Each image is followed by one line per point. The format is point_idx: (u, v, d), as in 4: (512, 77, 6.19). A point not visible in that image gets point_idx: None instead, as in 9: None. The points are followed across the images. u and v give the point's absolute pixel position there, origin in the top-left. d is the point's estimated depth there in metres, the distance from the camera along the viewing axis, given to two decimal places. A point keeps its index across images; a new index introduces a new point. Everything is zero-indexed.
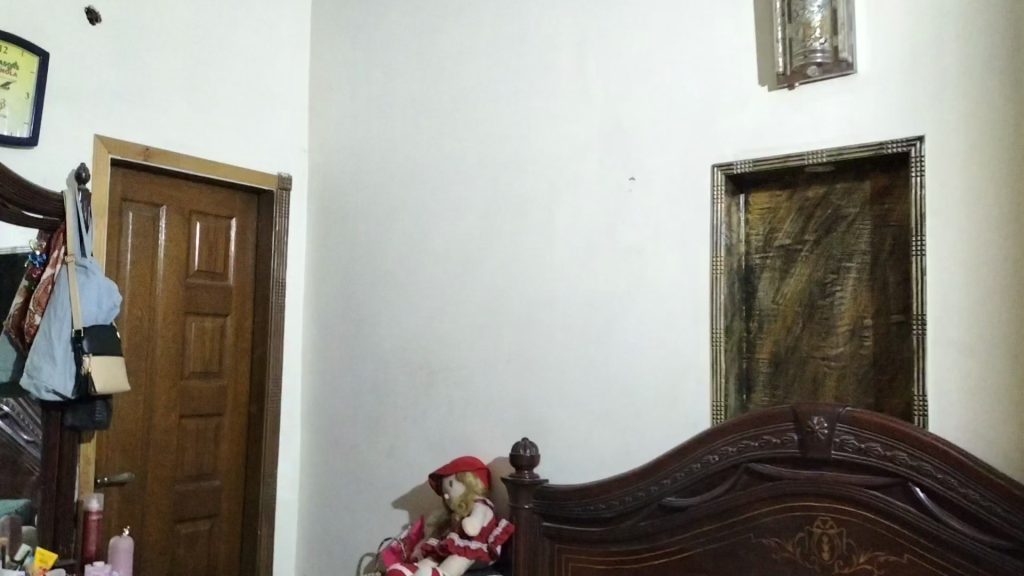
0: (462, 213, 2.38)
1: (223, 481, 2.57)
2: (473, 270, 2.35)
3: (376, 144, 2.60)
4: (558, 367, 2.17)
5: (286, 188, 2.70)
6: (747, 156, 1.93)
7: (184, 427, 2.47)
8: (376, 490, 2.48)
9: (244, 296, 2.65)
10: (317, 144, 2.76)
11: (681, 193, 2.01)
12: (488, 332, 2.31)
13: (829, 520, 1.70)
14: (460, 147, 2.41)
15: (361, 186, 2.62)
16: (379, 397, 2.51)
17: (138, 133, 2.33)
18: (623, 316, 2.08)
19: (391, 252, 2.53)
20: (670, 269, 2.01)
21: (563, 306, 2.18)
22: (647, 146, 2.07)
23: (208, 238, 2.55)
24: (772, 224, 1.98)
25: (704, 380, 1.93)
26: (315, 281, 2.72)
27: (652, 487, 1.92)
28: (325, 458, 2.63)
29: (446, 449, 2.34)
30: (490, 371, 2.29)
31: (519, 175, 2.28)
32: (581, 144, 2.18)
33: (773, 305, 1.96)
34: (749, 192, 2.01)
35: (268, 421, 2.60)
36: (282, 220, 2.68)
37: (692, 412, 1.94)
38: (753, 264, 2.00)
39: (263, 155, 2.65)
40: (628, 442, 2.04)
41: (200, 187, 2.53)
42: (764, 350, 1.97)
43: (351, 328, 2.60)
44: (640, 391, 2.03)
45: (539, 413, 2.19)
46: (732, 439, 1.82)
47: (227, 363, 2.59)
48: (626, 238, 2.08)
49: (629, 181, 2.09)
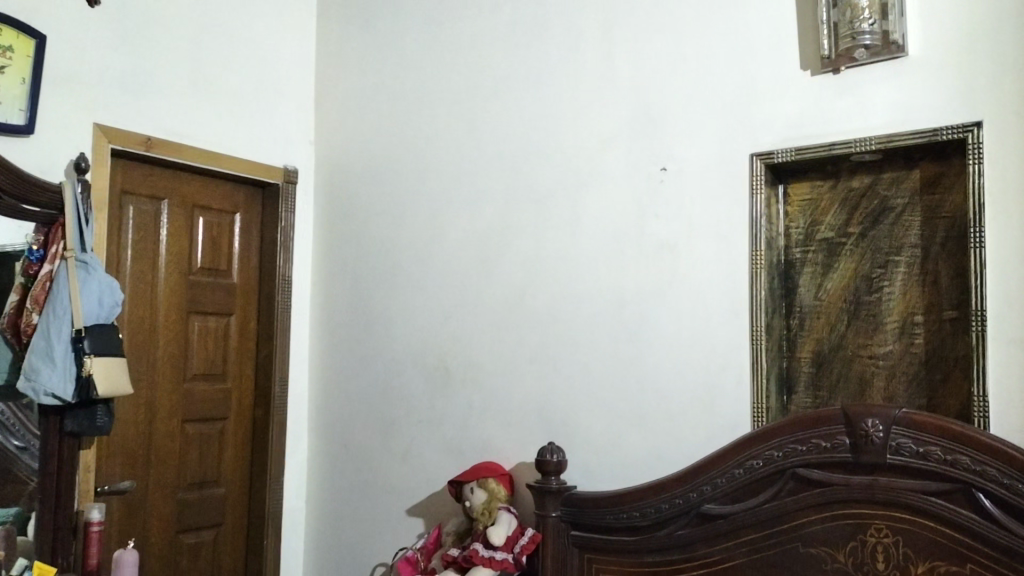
0: (479, 206, 2.27)
1: (227, 489, 2.45)
2: (492, 267, 2.24)
3: (388, 136, 2.49)
4: (585, 368, 2.07)
5: (292, 181, 2.58)
6: (788, 145, 1.83)
7: (187, 432, 2.35)
8: (390, 497, 2.37)
9: (249, 294, 2.53)
10: (323, 136, 2.65)
11: (718, 184, 1.90)
12: (509, 331, 2.20)
13: (884, 528, 1.60)
14: (477, 138, 2.30)
15: (371, 179, 2.51)
16: (392, 400, 2.40)
17: (138, 122, 2.21)
18: (656, 313, 1.97)
19: (404, 248, 2.42)
20: (705, 264, 1.91)
21: (589, 304, 2.07)
22: (680, 134, 1.97)
23: (211, 234, 2.43)
24: (813, 216, 1.88)
25: (743, 381, 1.83)
26: (322, 279, 2.61)
27: (690, 494, 1.82)
28: (334, 464, 2.51)
29: (464, 455, 2.23)
30: (512, 373, 2.19)
31: (541, 166, 2.18)
32: (607, 134, 2.08)
33: (815, 301, 1.87)
34: (788, 183, 1.92)
35: (274, 425, 2.48)
36: (288, 215, 2.56)
37: (731, 414, 1.84)
38: (793, 258, 1.90)
39: (268, 147, 2.53)
40: (662, 446, 1.93)
41: (203, 180, 2.41)
42: (806, 349, 1.87)
43: (362, 328, 2.49)
44: (674, 392, 1.93)
45: (564, 415, 2.09)
46: (777, 443, 1.72)
47: (231, 365, 2.47)
48: (658, 231, 1.98)
49: (660, 172, 1.99)
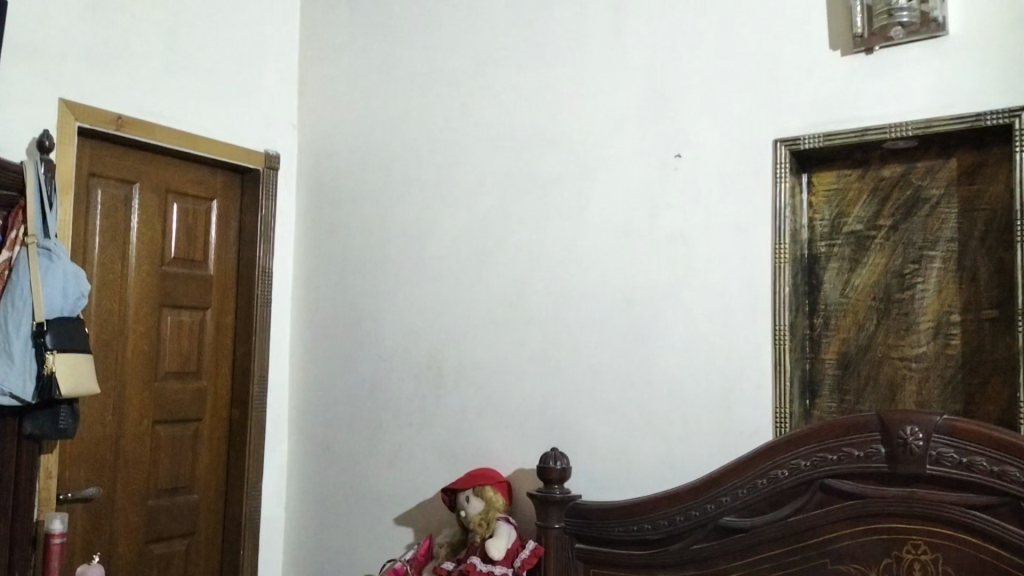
0: (477, 195, 2.13)
1: (202, 495, 2.29)
2: (490, 259, 2.09)
3: (377, 119, 2.33)
4: (591, 369, 1.93)
5: (273, 167, 2.42)
6: (815, 130, 1.70)
7: (159, 434, 2.18)
8: (377, 505, 2.21)
9: (226, 287, 2.37)
10: (308, 120, 2.49)
11: (739, 172, 1.77)
12: (508, 329, 2.05)
13: (922, 545, 1.47)
14: (474, 122, 2.15)
15: (359, 166, 2.35)
16: (379, 401, 2.24)
17: (109, 99, 2.04)
18: (669, 310, 1.84)
19: (393, 238, 2.26)
20: (724, 258, 1.78)
21: (596, 300, 1.94)
22: (696, 119, 1.84)
23: (186, 221, 2.26)
24: (840, 207, 1.75)
25: (765, 383, 1.71)
26: (305, 271, 2.44)
27: (707, 506, 1.68)
28: (316, 468, 2.35)
29: (458, 461, 2.09)
30: (511, 373, 2.04)
31: (545, 153, 2.03)
32: (617, 118, 1.94)
33: (842, 298, 1.74)
34: (813, 172, 1.79)
35: (252, 427, 2.32)
36: (269, 203, 2.40)
37: (752, 419, 1.71)
38: (817, 252, 1.77)
39: (248, 130, 2.37)
40: (675, 453, 1.80)
41: (178, 164, 2.24)
42: (831, 349, 1.74)
43: (347, 324, 2.33)
44: (689, 395, 1.80)
45: (568, 419, 1.95)
46: (804, 452, 1.59)
47: (206, 363, 2.31)
48: (672, 222, 1.85)
49: (675, 158, 1.85)
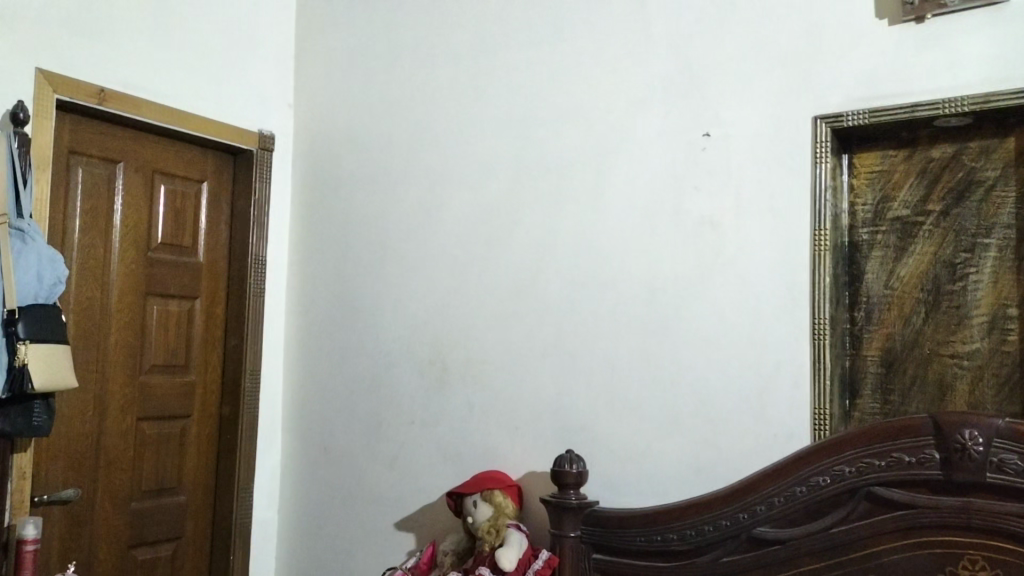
0: (486, 177, 1.98)
1: (189, 497, 2.14)
2: (499, 246, 1.94)
3: (379, 97, 2.18)
4: (609, 365, 1.78)
5: (268, 148, 2.27)
6: (860, 106, 1.56)
7: (144, 432, 2.04)
8: (376, 509, 2.07)
9: (217, 275, 2.22)
10: (305, 98, 2.34)
11: (775, 153, 1.63)
12: (519, 320, 1.90)
13: (979, 560, 1.33)
14: (483, 100, 2.00)
15: (359, 147, 2.20)
16: (378, 398, 2.09)
17: (91, 70, 1.89)
18: (697, 302, 1.70)
19: (395, 224, 2.11)
20: (757, 245, 1.64)
21: (615, 290, 1.79)
22: (728, 95, 1.69)
23: (174, 205, 2.12)
24: (884, 191, 1.61)
25: (802, 382, 1.57)
26: (299, 258, 2.29)
27: (739, 515, 1.54)
28: (310, 469, 2.20)
29: (464, 463, 1.94)
30: (522, 369, 1.89)
31: (560, 132, 1.89)
32: (639, 94, 1.79)
33: (886, 290, 1.60)
34: (854, 152, 1.65)
35: (244, 425, 2.18)
36: (262, 186, 2.25)
37: (788, 421, 1.58)
38: (858, 240, 1.64)
39: (241, 108, 2.22)
40: (702, 457, 1.66)
41: (166, 142, 2.10)
42: (874, 346, 1.60)
43: (344, 316, 2.17)
44: (719, 394, 1.65)
45: (584, 419, 1.80)
46: (848, 458, 1.45)
47: (195, 356, 2.16)
48: (700, 207, 1.70)
49: (703, 138, 1.71)
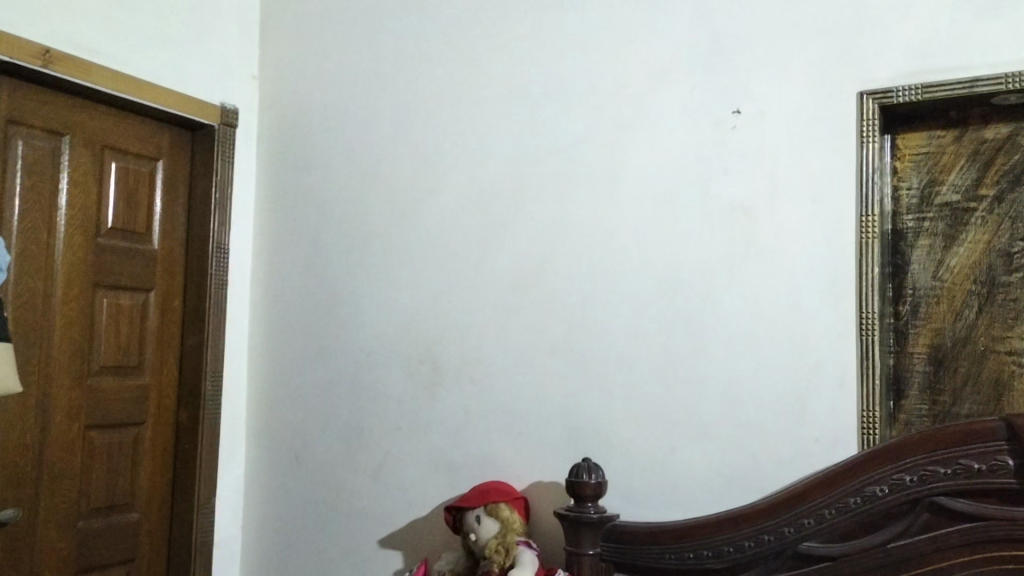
0: (484, 158, 1.80)
1: (143, 513, 1.91)
2: (500, 233, 1.76)
3: (357, 70, 1.98)
4: (627, 364, 1.62)
5: (231, 124, 2.04)
6: (911, 81, 1.43)
7: (91, 442, 1.80)
8: (357, 524, 1.87)
9: (173, 265, 1.99)
10: (270, 71, 2.11)
11: (815, 132, 1.49)
12: (522, 315, 1.73)
13: None
14: (480, 74, 1.82)
15: (334, 124, 2.00)
16: (359, 402, 1.89)
17: (33, 27, 1.65)
18: (726, 295, 1.55)
19: (378, 209, 1.91)
20: (796, 233, 1.50)
21: (633, 282, 1.63)
22: (761, 68, 1.55)
23: (126, 185, 1.88)
24: (931, 175, 1.49)
25: (848, 382, 1.43)
26: (265, 247, 2.07)
27: (784, 529, 1.39)
28: (278, 480, 1.99)
29: (459, 472, 1.75)
30: (526, 368, 1.71)
31: (569, 108, 1.72)
32: (660, 67, 1.64)
33: (933, 281, 1.48)
34: (897, 133, 1.52)
35: (204, 432, 1.95)
36: (225, 166, 2.02)
37: (833, 425, 1.44)
38: (903, 228, 1.51)
39: (201, 78, 1.99)
40: (734, 464, 1.51)
41: (118, 114, 1.86)
42: (921, 342, 1.48)
43: (319, 311, 1.97)
44: (753, 396, 1.51)
45: (598, 423, 1.63)
46: (908, 466, 1.32)
47: (148, 355, 1.93)
48: (730, 191, 1.55)
49: (733, 116, 1.56)
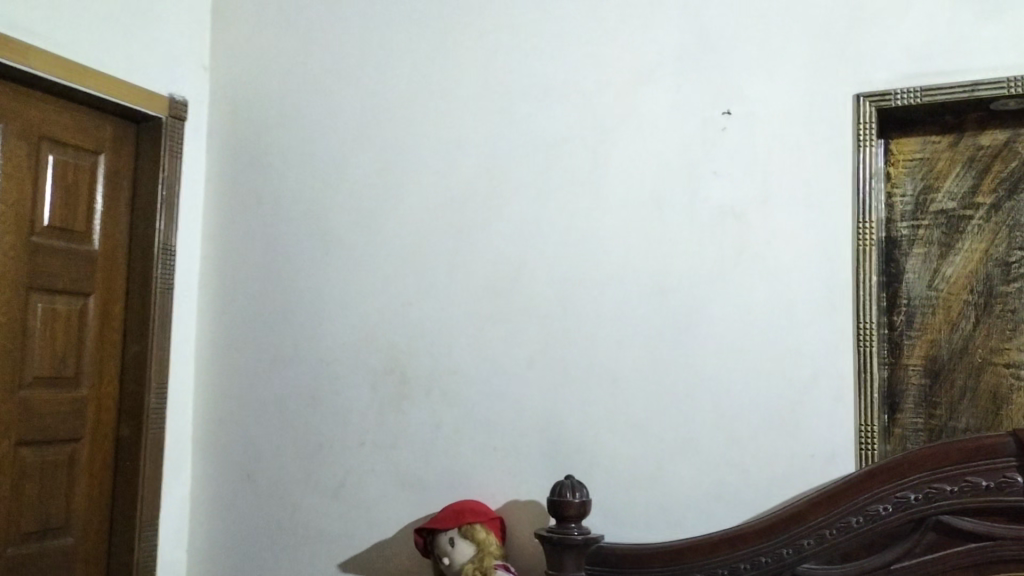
0: (457, 157, 1.70)
1: (79, 537, 1.75)
2: (473, 238, 1.67)
3: (319, 62, 1.86)
4: (610, 375, 1.54)
5: (180, 117, 1.90)
6: (910, 83, 1.38)
7: (22, 459, 1.64)
8: (315, 547, 1.74)
9: (115, 268, 1.84)
10: (222, 62, 1.98)
11: (810, 134, 1.44)
12: (497, 324, 1.63)
13: None
14: (452, 69, 1.73)
15: (293, 119, 1.88)
16: (318, 415, 1.77)
17: None
18: (715, 303, 1.48)
19: (340, 210, 1.80)
20: (790, 239, 1.44)
21: (617, 290, 1.55)
22: (753, 68, 1.49)
23: (65, 180, 1.73)
24: (926, 181, 1.44)
25: (845, 395, 1.38)
26: (215, 250, 1.93)
27: (782, 551, 1.32)
28: (228, 500, 1.85)
29: (429, 490, 1.65)
30: (501, 380, 1.62)
31: (548, 107, 1.64)
32: (646, 65, 1.57)
33: (929, 291, 1.43)
34: (891, 137, 1.47)
35: (146, 449, 1.80)
36: (173, 162, 1.88)
37: (829, 440, 1.38)
38: (897, 235, 1.46)
39: (148, 66, 1.85)
40: (724, 481, 1.44)
41: (57, 103, 1.71)
42: (917, 354, 1.43)
43: (275, 317, 1.84)
44: (745, 410, 1.44)
45: (579, 438, 1.55)
46: (912, 483, 1.27)
47: (86, 365, 1.78)
48: (720, 194, 1.49)
49: (724, 117, 1.50)
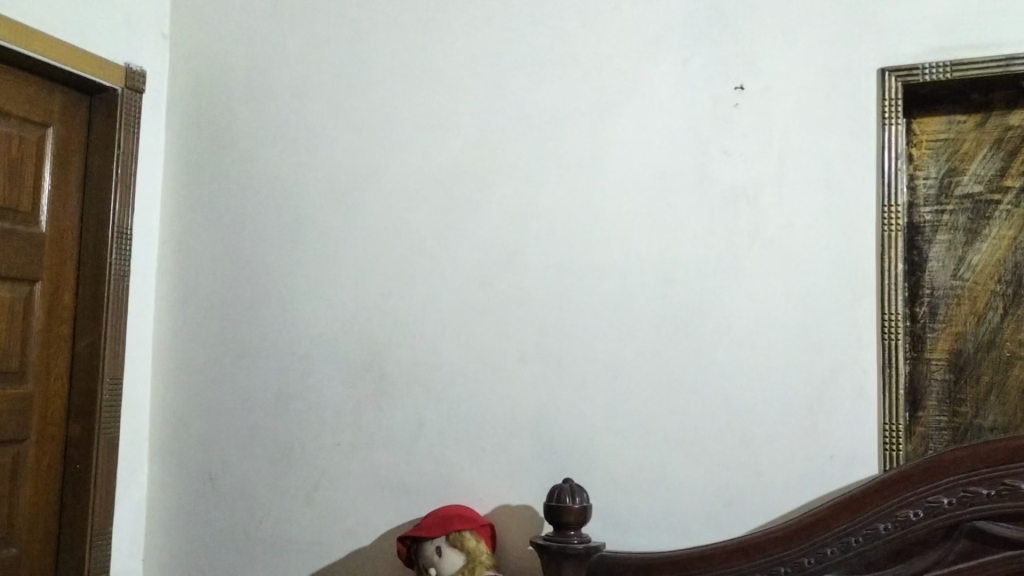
0: (443, 135, 1.58)
1: (24, 548, 1.59)
2: (461, 222, 1.55)
3: (291, 32, 1.72)
4: (612, 370, 1.42)
5: (137, 89, 1.75)
6: (938, 57, 1.28)
7: None
8: (286, 556, 1.60)
9: (64, 252, 1.68)
10: (185, 31, 1.83)
11: (829, 112, 1.34)
12: (486, 316, 1.51)
13: None
14: (439, 41, 1.60)
15: (262, 94, 1.73)
16: (290, 413, 1.63)
17: None
18: (726, 293, 1.37)
19: (315, 192, 1.66)
20: (810, 224, 1.34)
21: (618, 278, 1.44)
22: (768, 40, 1.38)
23: (7, 155, 1.57)
24: (951, 163, 1.35)
25: (868, 392, 1.28)
26: (176, 234, 1.78)
27: (803, 560, 1.22)
28: (190, 505, 1.70)
29: (411, 495, 1.52)
30: (490, 375, 1.50)
31: (544, 82, 1.52)
32: (651, 38, 1.45)
33: (955, 280, 1.33)
34: (914, 116, 1.38)
35: (99, 450, 1.65)
36: (129, 138, 1.73)
37: (851, 441, 1.28)
38: (921, 221, 1.36)
39: (104, 32, 1.69)
40: (735, 485, 1.33)
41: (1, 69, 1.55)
42: (941, 347, 1.33)
43: (242, 307, 1.70)
44: (758, 408, 1.34)
45: (576, 439, 1.43)
46: (945, 486, 1.16)
47: (32, 359, 1.62)
48: (732, 176, 1.38)
49: (736, 92, 1.39)
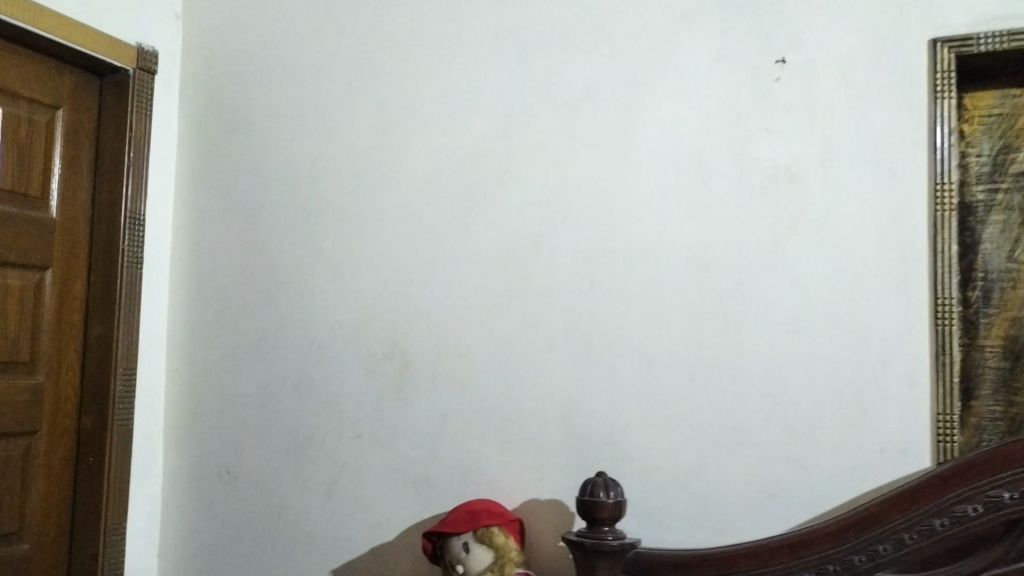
0: (466, 115, 1.51)
1: (35, 544, 1.54)
2: (485, 205, 1.48)
3: (307, 10, 1.66)
4: (645, 359, 1.36)
5: (149, 70, 1.69)
6: (993, 27, 1.21)
7: None
8: (306, 551, 1.55)
9: (75, 238, 1.63)
10: (198, 10, 1.77)
11: (876, 85, 1.27)
12: (513, 302, 1.45)
13: None
14: (462, 18, 1.54)
15: (278, 74, 1.67)
16: (309, 404, 1.58)
17: None
18: (767, 277, 1.31)
19: (333, 175, 1.60)
20: (856, 204, 1.27)
21: (652, 263, 1.37)
22: (810, 11, 1.32)
23: (16, 138, 1.51)
24: (1005, 139, 1.28)
25: (919, 380, 1.21)
26: (190, 220, 1.73)
27: (853, 558, 1.14)
28: (206, 498, 1.65)
29: (435, 489, 1.46)
30: (517, 364, 1.44)
31: (572, 59, 1.45)
32: (685, 10, 1.39)
33: (1010, 262, 1.27)
34: (964, 91, 1.31)
35: (112, 443, 1.59)
36: (141, 120, 1.67)
37: (901, 432, 1.21)
38: (973, 200, 1.29)
39: (115, 10, 1.63)
40: (776, 479, 1.27)
41: (9, 49, 1.50)
42: (996, 333, 1.26)
43: (259, 295, 1.64)
44: (801, 398, 1.27)
45: (608, 430, 1.37)
46: (1007, 480, 1.09)
47: (43, 349, 1.56)
48: (773, 154, 1.31)
49: (777, 66, 1.32)
